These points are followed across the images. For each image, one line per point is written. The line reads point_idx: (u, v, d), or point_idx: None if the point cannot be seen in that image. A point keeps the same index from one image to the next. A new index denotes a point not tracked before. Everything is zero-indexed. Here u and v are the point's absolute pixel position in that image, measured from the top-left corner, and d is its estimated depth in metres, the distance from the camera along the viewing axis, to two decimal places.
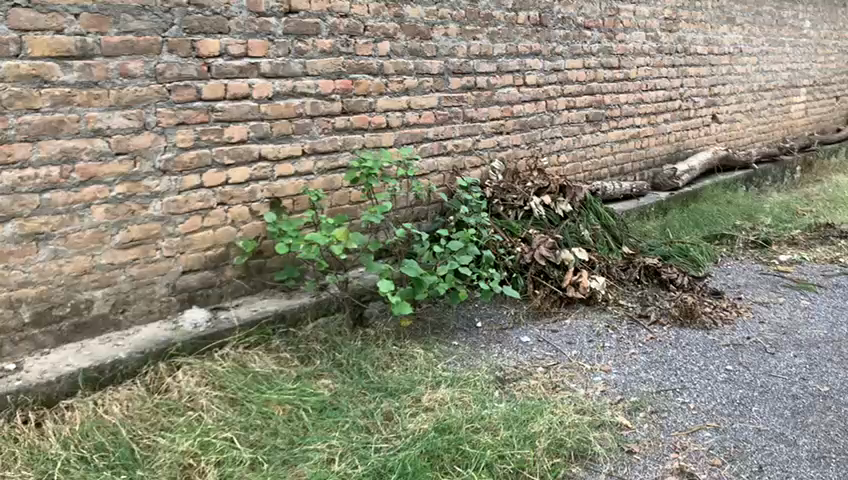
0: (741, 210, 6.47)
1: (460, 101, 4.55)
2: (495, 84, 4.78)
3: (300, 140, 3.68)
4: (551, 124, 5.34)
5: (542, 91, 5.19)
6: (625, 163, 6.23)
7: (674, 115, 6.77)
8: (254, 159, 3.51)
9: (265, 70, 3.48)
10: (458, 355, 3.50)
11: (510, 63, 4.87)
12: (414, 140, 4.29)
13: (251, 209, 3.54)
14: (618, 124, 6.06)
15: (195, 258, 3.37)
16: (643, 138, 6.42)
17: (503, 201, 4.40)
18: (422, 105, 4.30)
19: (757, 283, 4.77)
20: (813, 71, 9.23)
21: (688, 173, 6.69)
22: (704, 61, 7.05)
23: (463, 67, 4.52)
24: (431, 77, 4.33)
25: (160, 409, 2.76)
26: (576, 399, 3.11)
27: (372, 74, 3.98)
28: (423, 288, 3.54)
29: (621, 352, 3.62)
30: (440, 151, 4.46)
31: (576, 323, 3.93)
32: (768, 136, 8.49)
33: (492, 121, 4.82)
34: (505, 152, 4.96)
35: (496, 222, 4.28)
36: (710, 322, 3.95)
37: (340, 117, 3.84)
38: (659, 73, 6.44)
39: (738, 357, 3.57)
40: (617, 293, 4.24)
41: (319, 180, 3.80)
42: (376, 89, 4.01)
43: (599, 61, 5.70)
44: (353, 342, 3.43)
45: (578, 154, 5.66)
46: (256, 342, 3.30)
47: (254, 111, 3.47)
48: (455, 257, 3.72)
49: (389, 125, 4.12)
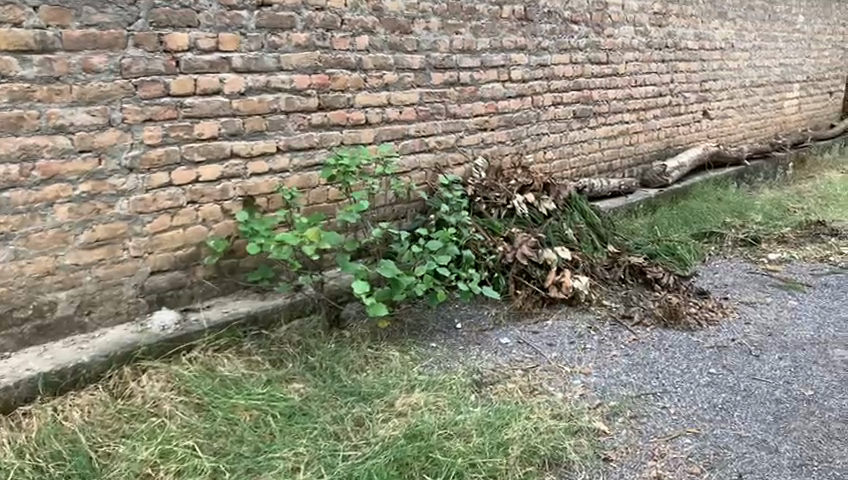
0: (731, 207, 6.39)
1: (443, 97, 4.46)
2: (479, 79, 4.70)
3: (274, 136, 3.60)
4: (537, 121, 5.25)
5: (527, 87, 5.10)
6: (613, 160, 6.14)
7: (664, 111, 6.69)
8: (225, 156, 3.43)
9: (237, 65, 3.39)
10: (435, 357, 3.41)
11: (495, 58, 4.78)
12: (394, 137, 4.20)
13: (223, 207, 3.46)
14: (606, 120, 5.97)
15: (164, 258, 3.28)
16: (632, 135, 6.33)
17: (484, 200, 4.32)
18: (403, 101, 4.21)
19: (744, 282, 4.69)
20: (807, 67, 9.15)
21: (678, 169, 6.61)
22: (695, 57, 6.96)
23: (445, 61, 4.43)
24: (412, 72, 4.24)
25: (122, 415, 2.68)
26: (554, 404, 3.03)
27: (350, 69, 3.89)
28: (400, 290, 3.45)
29: (603, 354, 3.55)
30: (422, 148, 4.38)
31: (558, 324, 3.85)
32: (760, 132, 8.41)
33: (476, 117, 4.73)
34: (490, 149, 4.87)
35: (478, 221, 4.19)
36: (694, 323, 3.88)
37: (316, 113, 3.75)
38: (648, 68, 6.36)
39: (722, 360, 3.50)
40: (601, 293, 4.16)
41: (294, 178, 3.72)
42: (354, 84, 3.92)
43: (586, 56, 5.61)
44: (327, 344, 3.35)
45: (565, 151, 5.57)
46: (226, 345, 3.21)
47: (226, 107, 3.39)
48: (434, 257, 3.64)
49: (368, 121, 4.03)
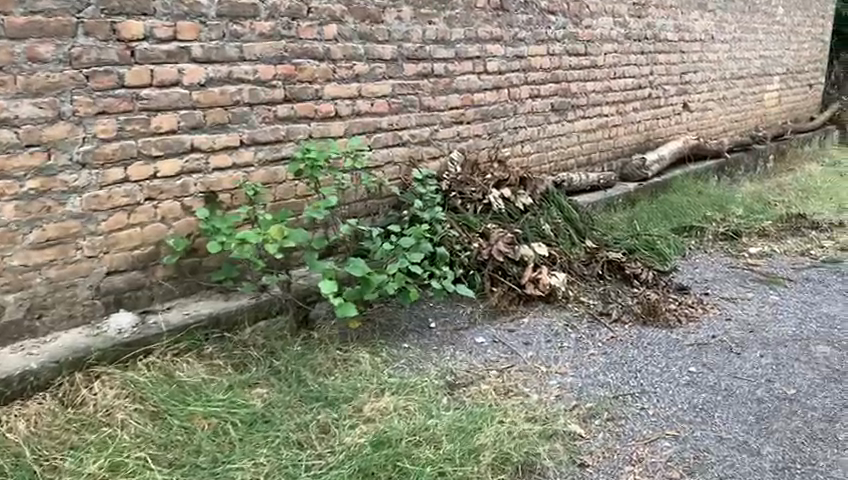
0: (712, 200, 6.31)
1: (416, 89, 4.32)
2: (454, 71, 4.56)
3: (237, 129, 3.45)
4: (514, 113, 5.13)
5: (504, 79, 4.98)
6: (592, 153, 6.04)
7: (643, 104, 6.60)
8: (185, 150, 3.28)
9: (196, 55, 3.24)
10: (407, 358, 3.28)
11: (470, 49, 4.65)
12: (366, 130, 4.06)
13: (183, 204, 3.31)
14: (585, 113, 5.87)
15: (120, 258, 3.13)
16: (612, 128, 6.23)
17: (460, 194, 4.18)
18: (375, 93, 4.07)
19: (725, 277, 4.61)
20: (786, 59, 9.10)
21: (658, 163, 6.52)
22: (674, 48, 6.88)
23: (418, 52, 4.29)
24: (384, 63, 4.09)
25: (71, 426, 2.54)
26: (529, 406, 2.91)
27: (318, 60, 3.74)
28: (370, 289, 3.31)
29: (580, 353, 3.43)
30: (394, 141, 4.24)
31: (534, 322, 3.73)
32: (741, 125, 8.34)
33: (451, 110, 4.59)
34: (466, 143, 4.74)
35: (453, 216, 4.05)
36: (674, 320, 3.78)
37: (282, 105, 3.61)
38: (628, 60, 6.26)
39: (702, 358, 3.40)
40: (579, 289, 4.05)
41: (259, 173, 3.57)
42: (322, 75, 3.77)
43: (564, 48, 5.50)
44: (293, 347, 3.21)
45: (543, 144, 5.46)
46: (186, 349, 3.07)
47: (185, 99, 3.23)
48: (406, 254, 3.49)
49: (338, 114, 3.89)
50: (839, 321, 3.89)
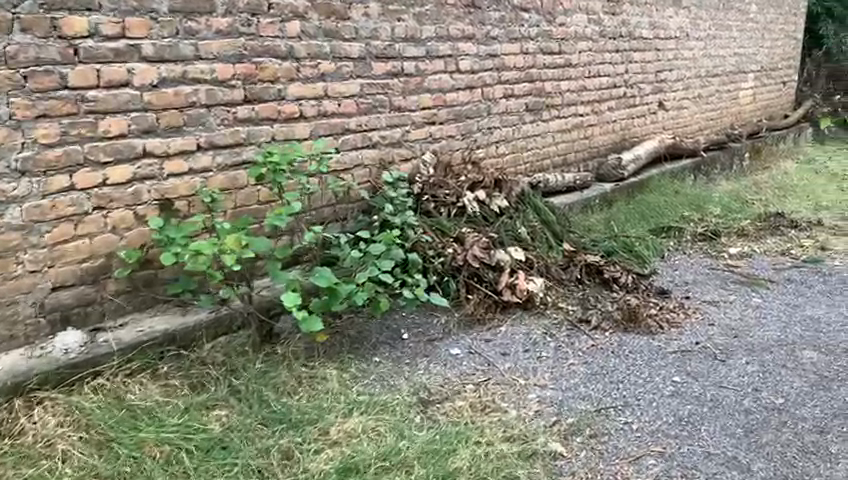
0: (690, 200, 6.20)
1: (385, 88, 4.13)
2: (425, 70, 4.38)
3: (193, 132, 3.25)
4: (488, 113, 4.96)
5: (477, 77, 4.81)
6: (568, 153, 5.90)
7: (619, 103, 6.48)
8: (137, 156, 3.07)
9: (147, 53, 3.02)
10: (378, 373, 3.09)
11: (441, 47, 4.48)
12: (332, 132, 3.87)
13: (136, 213, 3.10)
14: (560, 113, 5.72)
15: (67, 272, 2.91)
16: (587, 127, 6.10)
17: (432, 198, 3.99)
18: (342, 93, 3.88)
19: (706, 279, 4.48)
20: (760, 57, 9.05)
21: (635, 163, 6.40)
22: (650, 46, 6.77)
23: (387, 50, 4.10)
24: (350, 61, 3.90)
25: (8, 459, 2.34)
26: (507, 424, 2.74)
27: (280, 58, 3.55)
28: (337, 301, 3.10)
29: (560, 363, 3.27)
30: (363, 143, 4.05)
31: (512, 330, 3.56)
32: (716, 123, 8.27)
33: (423, 110, 4.42)
34: (439, 144, 4.57)
35: (425, 221, 3.86)
36: (656, 326, 3.63)
37: (242, 106, 3.41)
38: (603, 58, 6.13)
39: (686, 367, 3.25)
40: (557, 294, 3.88)
41: (219, 178, 3.37)
42: (285, 74, 3.58)
43: (538, 46, 5.35)
44: (256, 364, 3.01)
45: (518, 145, 5.31)
46: (139, 369, 2.86)
47: (136, 100, 3.02)
48: (376, 262, 3.29)
49: (303, 115, 3.70)
50: (824, 324, 3.78)
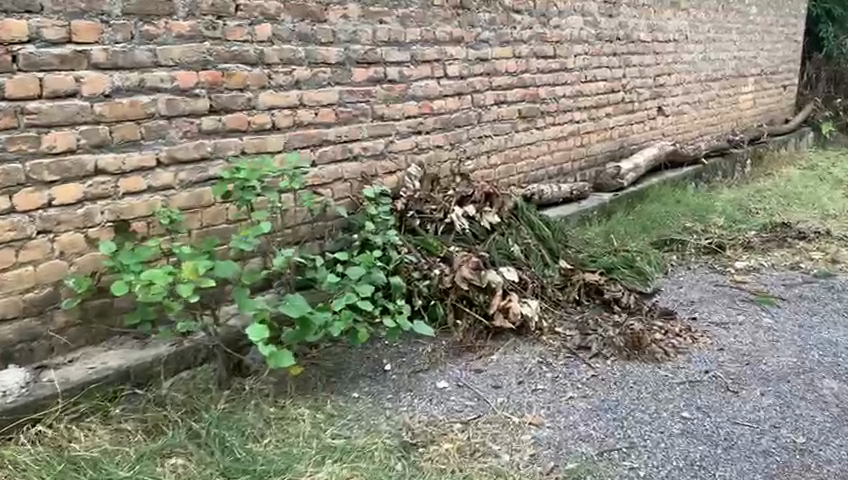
0: (691, 210, 5.93)
1: (367, 96, 3.85)
2: (410, 75, 4.10)
3: (153, 146, 2.96)
4: (478, 122, 4.68)
5: (466, 83, 4.53)
6: (564, 162, 5.62)
7: (617, 109, 6.20)
8: (88, 173, 2.77)
9: (98, 60, 2.74)
10: (356, 411, 2.80)
11: (427, 51, 4.19)
12: (309, 144, 3.58)
13: (88, 236, 2.81)
14: (555, 120, 5.44)
15: (8, 303, 2.62)
16: (584, 134, 5.83)
17: (417, 214, 3.70)
18: (319, 101, 3.59)
19: (712, 298, 4.19)
20: (760, 60, 8.80)
21: (634, 171, 6.12)
22: (648, 49, 6.50)
23: (369, 55, 3.82)
24: (328, 67, 3.62)
25: None
26: (498, 472, 2.46)
27: (250, 64, 3.26)
28: (310, 332, 2.82)
29: (557, 397, 2.97)
30: (343, 156, 3.76)
31: (504, 359, 3.26)
32: (717, 128, 8.00)
33: (408, 119, 4.13)
34: (426, 155, 4.28)
35: (410, 239, 3.58)
36: (662, 353, 3.34)
37: (207, 117, 3.13)
38: (599, 62, 5.85)
39: (696, 400, 2.96)
40: (553, 319, 3.60)
41: (182, 196, 3.09)
42: (255, 82, 3.29)
43: (531, 49, 5.07)
44: (220, 404, 2.72)
45: (511, 154, 5.02)
46: (88, 413, 2.57)
47: (86, 112, 2.73)
48: (354, 287, 3.01)
49: (276, 126, 3.41)
50: (842, 348, 3.50)
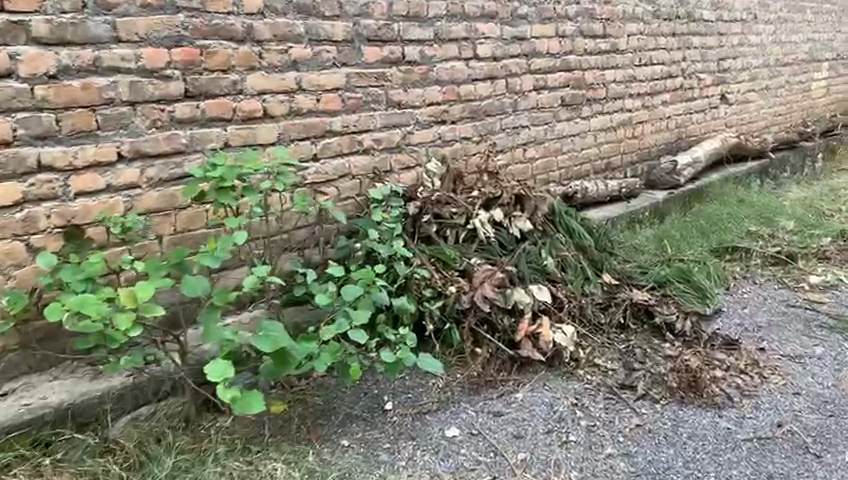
0: (757, 212, 5.25)
1: (380, 79, 3.31)
2: (433, 56, 3.55)
3: (112, 138, 2.48)
4: (513, 110, 4.11)
5: (499, 66, 3.95)
6: (612, 156, 4.99)
7: (674, 97, 5.53)
8: (29, 170, 2.31)
9: (40, 33, 2.26)
10: (343, 466, 2.28)
11: (454, 28, 3.63)
12: (309, 135, 3.07)
13: (31, 245, 2.35)
14: (604, 108, 4.82)
15: None
16: (637, 125, 5.19)
17: (434, 220, 3.15)
18: (321, 85, 3.08)
19: (783, 322, 3.55)
20: (836, 43, 7.95)
21: (692, 167, 5.46)
22: (712, 29, 5.79)
23: (383, 31, 3.28)
24: (332, 45, 3.09)
25: None
26: None
27: (235, 41, 2.76)
28: (288, 367, 2.29)
29: (593, 455, 2.41)
30: (349, 150, 3.25)
31: (530, 399, 2.71)
32: (786, 118, 7.23)
33: (430, 106, 3.59)
34: (451, 148, 3.74)
35: (422, 249, 3.05)
36: (724, 397, 2.75)
37: (181, 104, 2.64)
38: (656, 44, 5.20)
39: (768, 467, 2.36)
40: (592, 347, 3.04)
41: (151, 196, 2.61)
42: (242, 62, 2.79)
43: (577, 28, 4.46)
44: (175, 453, 2.23)
45: (551, 147, 4.44)
46: (13, 462, 2.12)
47: (25, 97, 2.26)
48: (347, 310, 2.51)
49: (268, 114, 2.91)
50: None
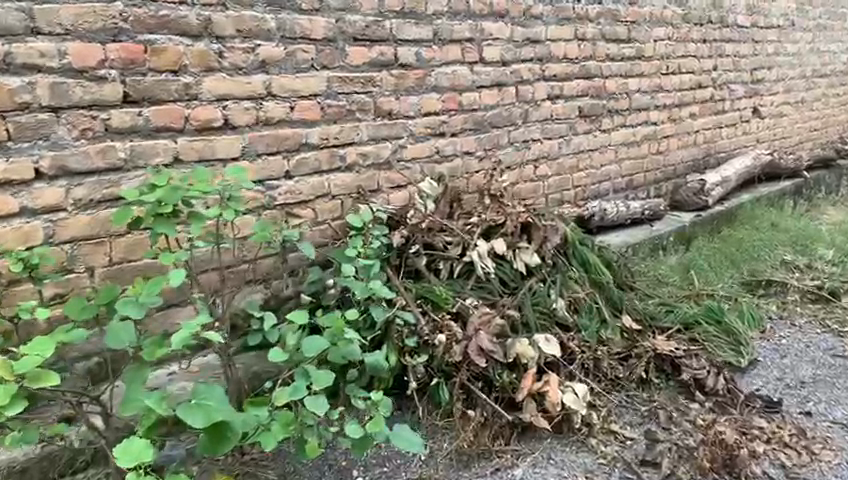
0: (793, 238, 4.73)
1: (369, 85, 2.86)
2: (432, 59, 3.09)
3: (29, 150, 2.04)
4: (524, 122, 3.63)
5: (509, 72, 3.48)
6: (635, 173, 4.50)
7: (704, 109, 5.02)
8: None
9: None
10: None
11: (457, 27, 3.17)
12: (280, 148, 2.61)
13: None
14: (626, 121, 4.33)
15: None
16: (663, 139, 4.69)
17: (424, 252, 2.68)
18: (295, 90, 2.62)
19: (831, 378, 3.05)
20: None
21: (721, 186, 4.96)
22: (746, 36, 5.29)
23: (371, 29, 2.82)
24: (310, 43, 2.64)
25: None
26: None
27: (189, 36, 2.31)
28: (225, 445, 1.81)
29: None
30: (330, 166, 2.79)
31: (531, 477, 2.23)
32: (822, 134, 6.68)
33: (427, 116, 3.12)
34: (450, 164, 3.27)
35: (408, 287, 2.58)
36: None
37: (119, 110, 2.19)
38: (685, 50, 4.70)
39: None
40: (608, 409, 2.58)
41: (78, 220, 2.17)
42: (197, 61, 2.34)
43: (599, 30, 3.98)
44: None
45: (566, 163, 3.96)
46: None
47: None
48: (307, 368, 2.02)
49: (229, 123, 2.46)
50: None
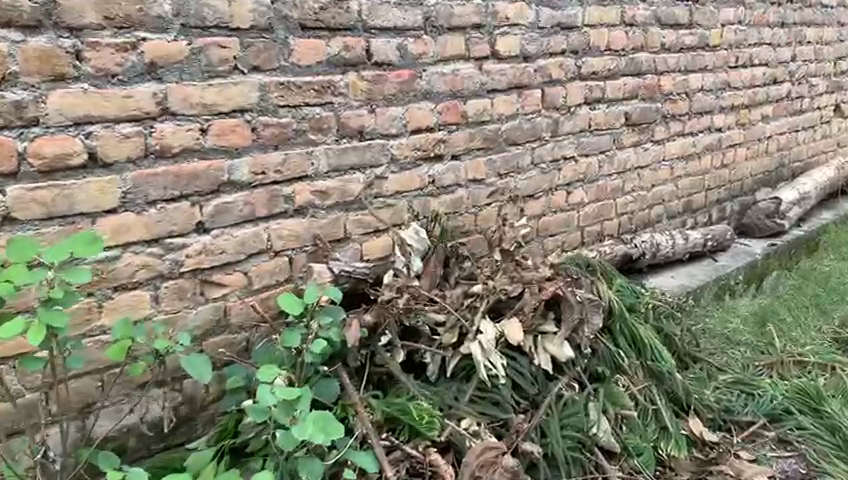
0: None
1: (327, 93, 1.99)
2: (422, 55, 2.21)
3: None
4: (552, 136, 2.74)
5: (532, 69, 2.58)
6: (695, 193, 3.56)
7: (778, 110, 4.06)
8: None
9: None
10: None
11: (457, 10, 2.29)
12: (186, 191, 1.76)
13: None
14: (685, 128, 3.40)
15: None
16: (730, 148, 3.74)
17: (400, 343, 1.82)
18: (209, 105, 1.77)
19: None
20: None
21: (800, 205, 4.00)
22: (831, 18, 4.30)
23: (329, 13, 1.95)
24: (231, 36, 1.78)
25: None
26: None
27: (20, 29, 1.49)
28: None
29: None
30: (269, 210, 1.93)
31: None
32: None
33: (417, 134, 2.25)
34: (451, 197, 2.40)
35: (375, 404, 1.72)
36: None
37: None
38: (758, 37, 3.75)
39: None
40: None
41: None
42: (36, 66, 1.51)
43: (652, 12, 3.05)
44: None
45: (609, 185, 3.05)
46: None
47: None
48: None
49: (99, 157, 1.61)
50: None
